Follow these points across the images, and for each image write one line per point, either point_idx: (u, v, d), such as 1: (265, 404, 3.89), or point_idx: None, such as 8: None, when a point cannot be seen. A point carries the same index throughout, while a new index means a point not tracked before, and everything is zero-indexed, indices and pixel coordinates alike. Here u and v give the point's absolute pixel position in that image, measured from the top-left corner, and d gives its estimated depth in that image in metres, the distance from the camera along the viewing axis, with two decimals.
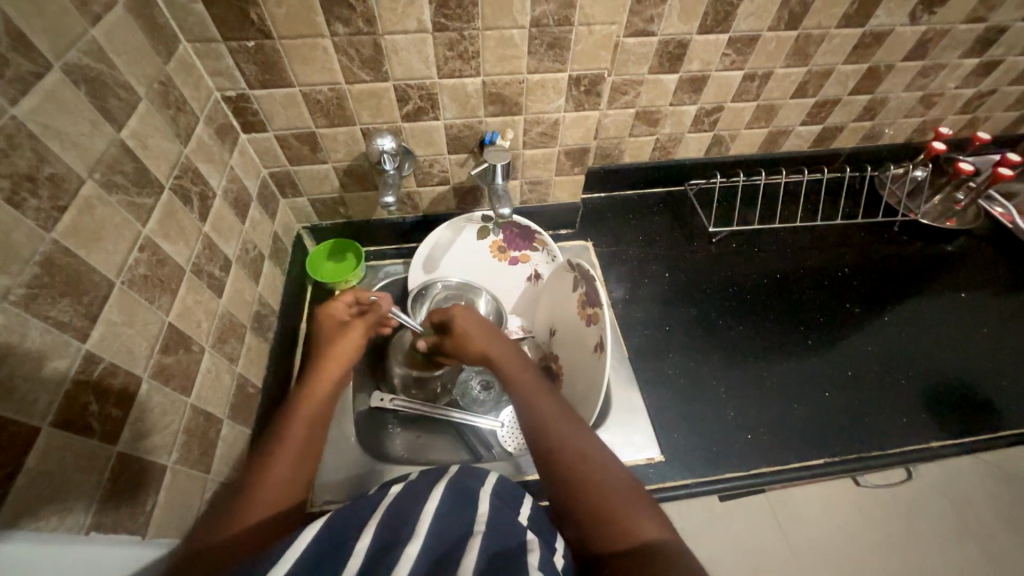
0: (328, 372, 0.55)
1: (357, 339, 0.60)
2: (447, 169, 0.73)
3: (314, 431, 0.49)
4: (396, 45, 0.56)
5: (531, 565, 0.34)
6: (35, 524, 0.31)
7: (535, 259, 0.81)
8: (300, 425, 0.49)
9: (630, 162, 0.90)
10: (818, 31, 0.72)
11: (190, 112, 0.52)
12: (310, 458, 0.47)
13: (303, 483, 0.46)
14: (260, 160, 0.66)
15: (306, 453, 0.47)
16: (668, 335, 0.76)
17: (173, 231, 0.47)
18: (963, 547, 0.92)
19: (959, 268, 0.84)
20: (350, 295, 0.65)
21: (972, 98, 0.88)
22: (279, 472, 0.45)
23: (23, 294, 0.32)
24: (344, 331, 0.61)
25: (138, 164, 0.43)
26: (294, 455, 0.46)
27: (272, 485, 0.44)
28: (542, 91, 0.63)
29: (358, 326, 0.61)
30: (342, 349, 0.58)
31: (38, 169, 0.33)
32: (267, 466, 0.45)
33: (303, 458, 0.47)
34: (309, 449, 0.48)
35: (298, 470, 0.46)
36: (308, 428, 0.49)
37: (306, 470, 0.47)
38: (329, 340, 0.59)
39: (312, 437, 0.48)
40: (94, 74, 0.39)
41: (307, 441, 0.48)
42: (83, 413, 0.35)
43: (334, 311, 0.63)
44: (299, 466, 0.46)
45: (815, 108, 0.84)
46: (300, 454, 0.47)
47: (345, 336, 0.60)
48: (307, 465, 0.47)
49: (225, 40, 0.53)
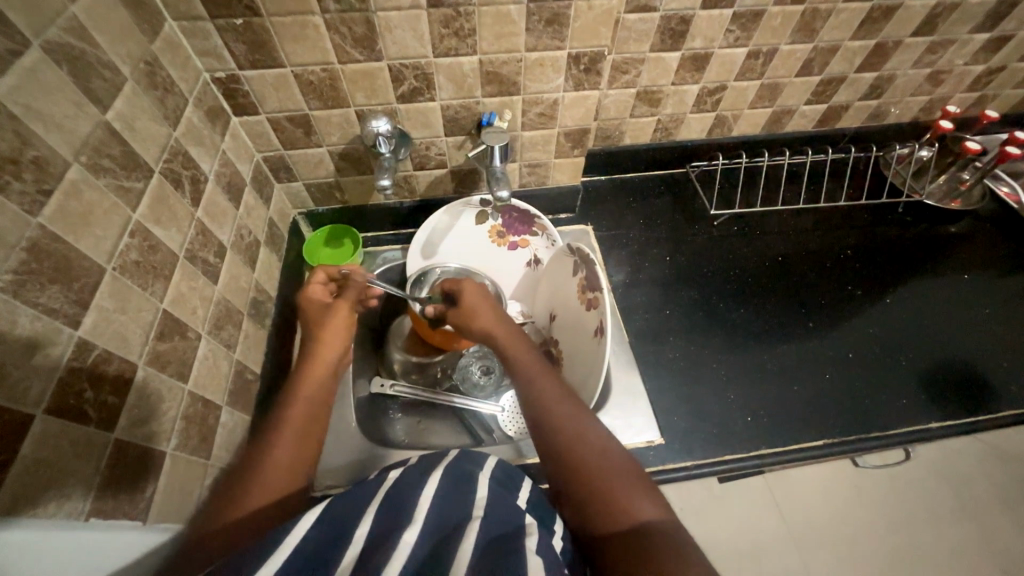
0: (323, 356, 0.55)
1: (346, 317, 0.60)
2: (445, 151, 0.71)
3: (313, 416, 0.50)
4: (389, 22, 0.54)
5: (530, 548, 0.34)
6: (33, 512, 0.30)
7: (535, 243, 0.80)
8: (295, 409, 0.49)
9: (631, 144, 0.88)
10: (825, 6, 0.69)
11: (178, 94, 0.51)
12: (309, 440, 0.48)
13: (304, 471, 0.46)
14: (253, 144, 0.65)
15: (304, 435, 0.47)
16: (669, 319, 0.76)
17: (165, 216, 0.46)
18: (959, 527, 0.93)
19: (963, 250, 0.84)
20: (323, 274, 0.65)
21: (982, 75, 0.86)
22: (278, 458, 0.45)
23: (10, 280, 0.31)
24: (331, 310, 0.60)
25: (126, 147, 0.42)
26: (293, 439, 0.46)
27: (272, 470, 0.44)
28: (541, 69, 0.62)
29: (342, 305, 0.60)
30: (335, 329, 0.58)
31: (21, 152, 0.32)
32: (263, 452, 0.45)
33: (303, 442, 0.47)
34: (306, 433, 0.48)
35: (298, 454, 0.46)
36: (304, 413, 0.49)
37: (306, 456, 0.46)
38: (320, 321, 0.59)
39: (308, 420, 0.49)
40: (76, 53, 0.38)
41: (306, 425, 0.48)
42: (79, 401, 0.35)
43: (314, 291, 0.62)
44: (298, 453, 0.46)
45: (820, 86, 0.82)
46: (299, 437, 0.47)
47: (333, 314, 0.59)
48: (308, 450, 0.47)
49: (212, 18, 0.51)
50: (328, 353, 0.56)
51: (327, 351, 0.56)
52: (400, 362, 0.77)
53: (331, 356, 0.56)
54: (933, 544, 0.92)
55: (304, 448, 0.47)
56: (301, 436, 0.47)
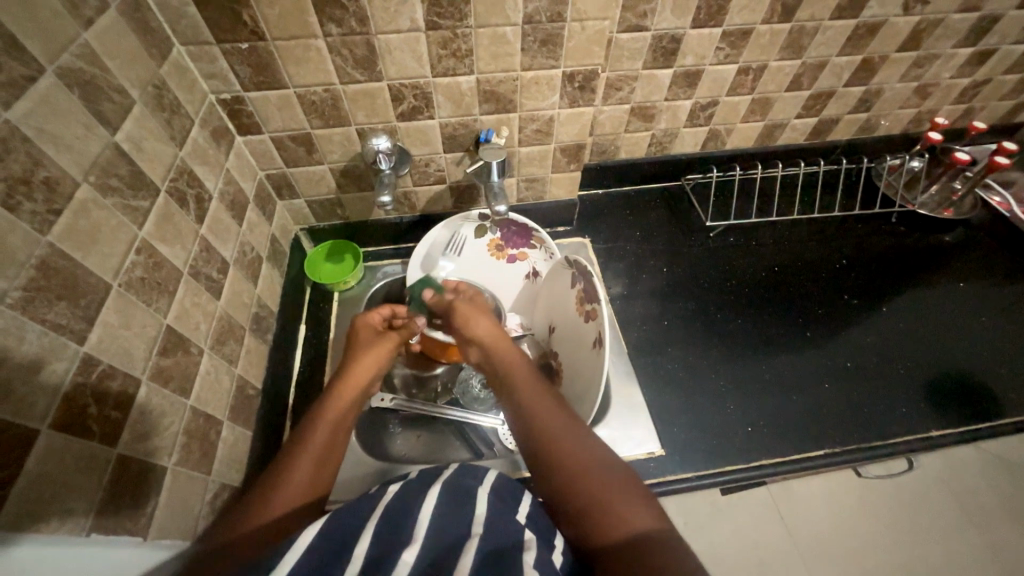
0: (357, 381, 0.56)
1: (388, 350, 0.62)
2: (443, 167, 0.73)
3: (336, 439, 0.49)
4: (389, 45, 0.56)
5: (527, 562, 0.34)
6: (36, 528, 0.30)
7: (534, 256, 0.81)
8: (322, 430, 0.49)
9: (627, 159, 0.90)
10: (812, 23, 0.71)
11: (184, 115, 0.52)
12: (328, 461, 0.47)
13: (323, 485, 0.46)
14: (256, 162, 0.66)
15: (325, 458, 0.47)
16: (667, 329, 0.76)
17: (169, 233, 0.47)
18: (968, 539, 0.92)
19: (958, 258, 0.84)
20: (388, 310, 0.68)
21: (968, 88, 0.88)
22: (298, 474, 0.45)
23: (20, 297, 0.32)
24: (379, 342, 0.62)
25: (134, 167, 0.43)
26: (316, 456, 0.46)
27: (290, 484, 0.44)
28: (536, 87, 0.63)
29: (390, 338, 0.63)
30: (373, 357, 0.59)
31: (33, 172, 0.34)
32: (284, 467, 0.45)
33: (322, 463, 0.47)
34: (329, 453, 0.48)
35: (315, 475, 0.45)
36: (329, 434, 0.49)
37: (323, 474, 0.46)
38: (361, 347, 0.61)
39: (333, 443, 0.48)
40: (87, 77, 0.39)
41: (327, 448, 0.48)
42: (82, 415, 0.35)
43: (370, 321, 0.65)
44: (317, 473, 0.46)
45: (810, 100, 0.84)
46: (320, 458, 0.47)
47: (376, 347, 0.61)
48: (327, 470, 0.47)
49: (218, 43, 0.53)
50: (361, 380, 0.56)
51: (362, 373, 0.57)
52: (401, 376, 0.77)
53: (364, 380, 0.57)
54: (941, 559, 0.91)
55: (325, 469, 0.46)
56: (320, 458, 0.46)
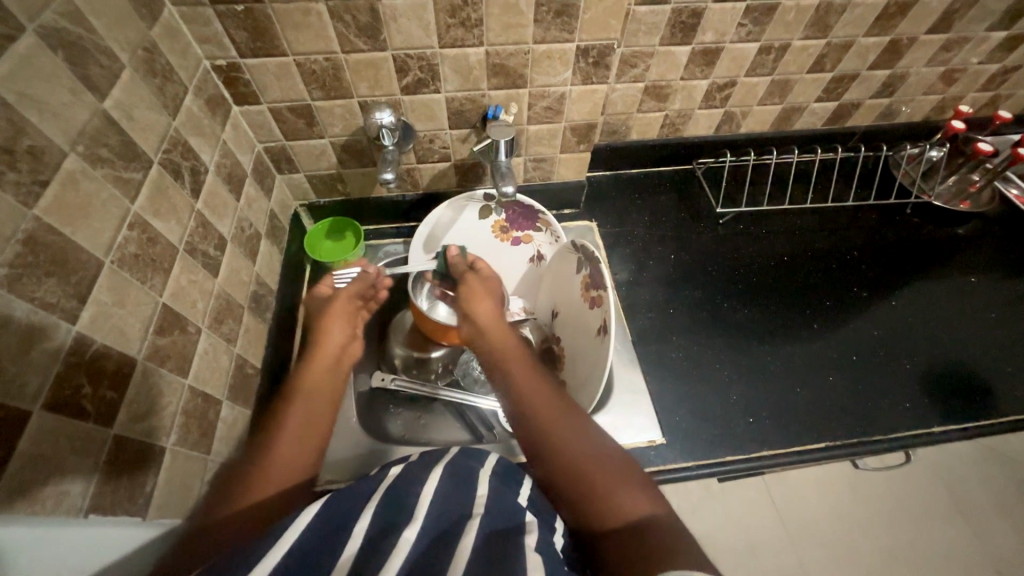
0: (327, 346, 0.55)
1: (347, 313, 0.59)
2: (448, 145, 0.70)
3: (316, 416, 0.48)
4: (394, 11, 0.53)
5: (528, 546, 0.34)
6: (32, 509, 0.30)
7: (538, 239, 0.77)
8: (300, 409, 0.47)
9: (638, 140, 0.87)
10: (840, 0, 0.68)
11: (177, 82, 0.50)
12: (308, 438, 0.46)
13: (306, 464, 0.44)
14: (254, 134, 0.64)
15: (304, 435, 0.45)
16: (672, 317, 0.75)
17: (164, 208, 0.45)
18: (955, 528, 0.94)
19: (970, 252, 0.83)
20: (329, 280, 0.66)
21: (996, 74, 0.84)
22: (282, 448, 0.44)
23: (5, 274, 0.30)
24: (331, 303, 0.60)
25: (124, 137, 0.41)
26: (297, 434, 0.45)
27: (278, 459, 0.43)
28: (548, 62, 0.60)
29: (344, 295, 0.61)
30: (338, 325, 0.58)
31: (16, 141, 0.32)
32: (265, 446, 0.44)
33: (304, 434, 0.45)
34: (310, 427, 0.46)
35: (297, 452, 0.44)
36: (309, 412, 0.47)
37: (306, 453, 0.45)
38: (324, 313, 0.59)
39: (313, 414, 0.47)
40: (71, 38, 0.37)
41: (309, 422, 0.47)
42: (76, 397, 0.34)
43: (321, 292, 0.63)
44: (298, 452, 0.44)
45: (832, 83, 0.81)
46: (304, 422, 0.46)
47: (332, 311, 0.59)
48: (313, 439, 0.46)
49: (212, 4, 0.50)
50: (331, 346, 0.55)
51: (330, 343, 0.56)
52: (401, 357, 0.77)
53: (334, 346, 0.56)
54: (931, 547, 0.92)
55: (307, 445, 0.45)
56: (303, 427, 0.46)
